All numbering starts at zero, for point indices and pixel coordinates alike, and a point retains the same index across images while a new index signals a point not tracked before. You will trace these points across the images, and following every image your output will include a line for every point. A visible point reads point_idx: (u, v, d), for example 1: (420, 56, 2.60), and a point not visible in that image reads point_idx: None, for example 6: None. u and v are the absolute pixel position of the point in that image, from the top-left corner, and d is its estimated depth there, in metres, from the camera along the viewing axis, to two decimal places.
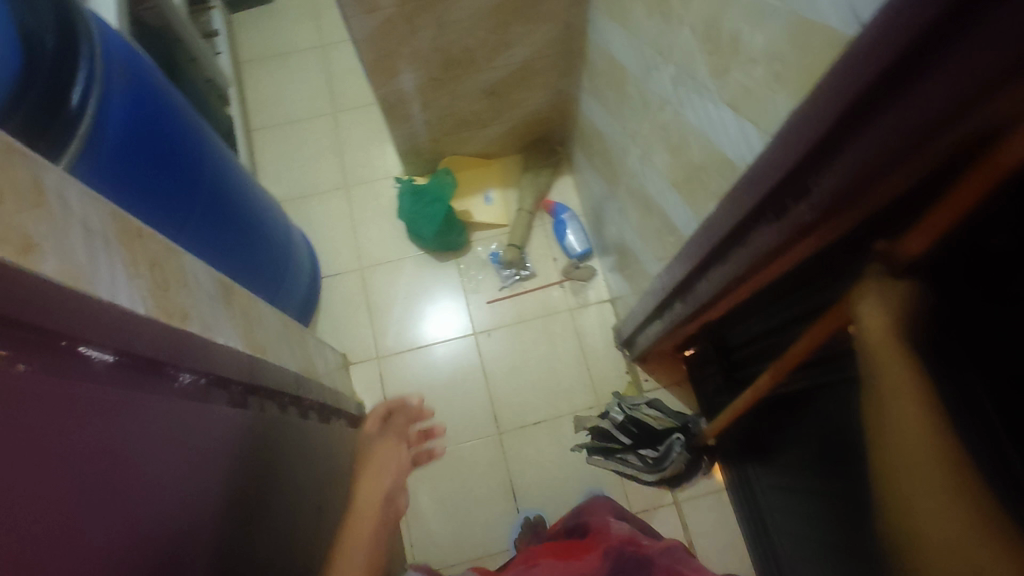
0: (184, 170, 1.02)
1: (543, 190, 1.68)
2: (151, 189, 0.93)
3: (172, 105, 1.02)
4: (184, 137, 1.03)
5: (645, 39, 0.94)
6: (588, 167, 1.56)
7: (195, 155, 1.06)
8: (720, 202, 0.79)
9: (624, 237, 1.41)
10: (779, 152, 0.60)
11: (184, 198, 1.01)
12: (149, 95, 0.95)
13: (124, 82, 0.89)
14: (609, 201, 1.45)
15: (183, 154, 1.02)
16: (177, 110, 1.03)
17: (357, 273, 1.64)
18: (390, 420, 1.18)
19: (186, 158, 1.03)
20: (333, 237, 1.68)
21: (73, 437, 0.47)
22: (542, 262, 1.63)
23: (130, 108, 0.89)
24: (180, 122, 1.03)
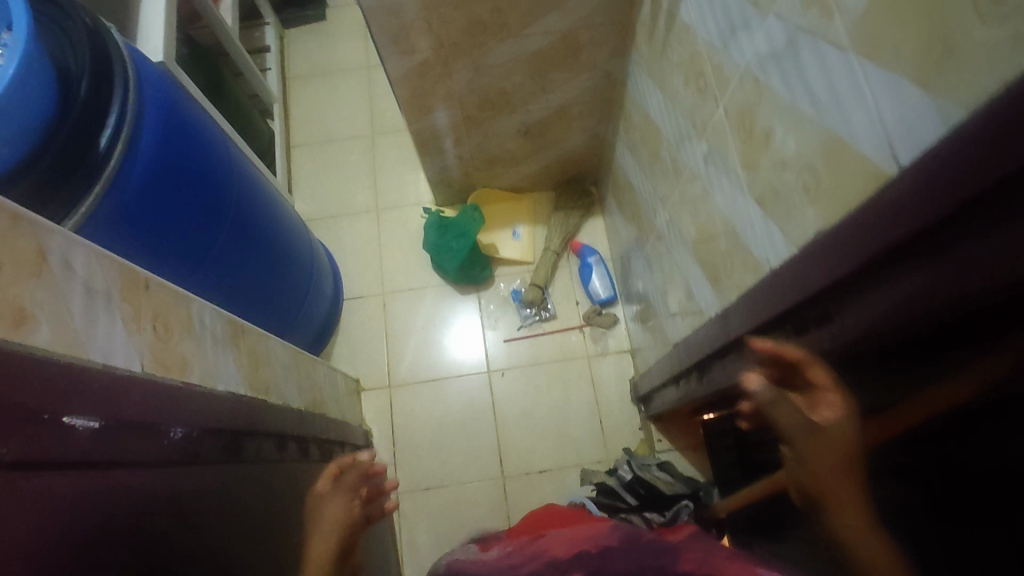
0: (212, 216, 1.03)
1: (572, 230, 1.65)
2: (176, 239, 0.94)
3: (208, 149, 1.04)
4: (217, 182, 1.05)
5: (680, 109, 0.90)
6: (619, 213, 1.52)
7: (225, 199, 1.07)
8: (742, 297, 0.74)
9: (649, 291, 1.36)
10: (807, 272, 0.55)
11: (209, 244, 1.03)
12: (185, 141, 0.96)
13: (159, 132, 0.91)
14: (637, 251, 1.41)
15: (212, 200, 1.03)
16: (212, 153, 1.05)
17: (377, 298, 1.64)
18: (341, 481, 1.03)
19: (216, 204, 1.04)
20: (358, 260, 1.69)
21: (61, 514, 0.47)
22: (564, 304, 1.60)
23: (162, 159, 0.90)
24: (215, 166, 1.05)
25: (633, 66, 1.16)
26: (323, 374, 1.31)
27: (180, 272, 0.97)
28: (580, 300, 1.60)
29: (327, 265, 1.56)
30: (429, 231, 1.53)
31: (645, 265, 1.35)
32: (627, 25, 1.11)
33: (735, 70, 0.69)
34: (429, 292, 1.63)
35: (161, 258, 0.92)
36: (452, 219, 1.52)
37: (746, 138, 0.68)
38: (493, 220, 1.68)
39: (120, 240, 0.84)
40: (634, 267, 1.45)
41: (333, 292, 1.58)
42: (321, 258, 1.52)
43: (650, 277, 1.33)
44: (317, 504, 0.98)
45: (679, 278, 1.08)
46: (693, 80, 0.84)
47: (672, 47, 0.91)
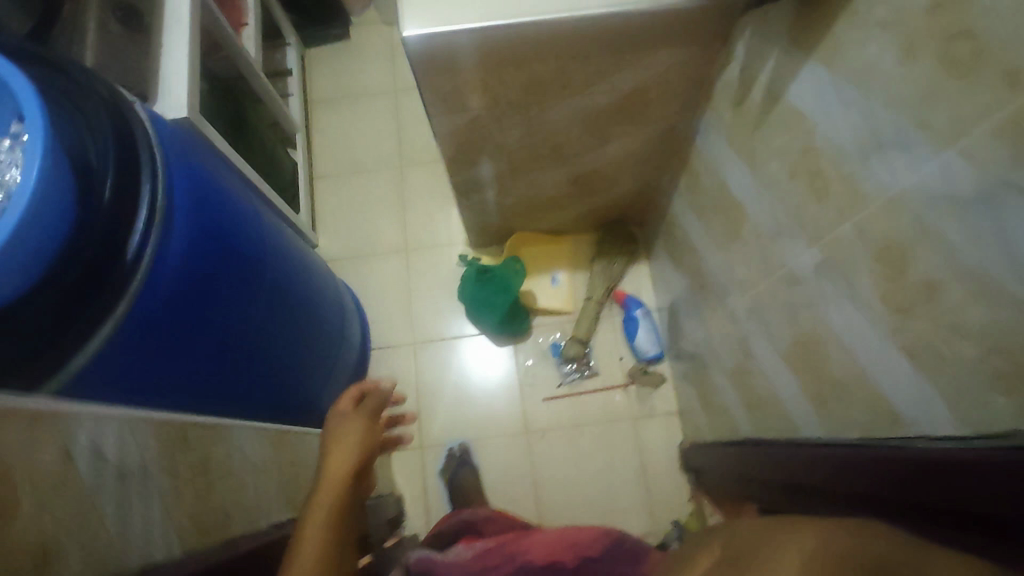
0: (245, 321, 0.91)
1: (615, 279, 1.55)
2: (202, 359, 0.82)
3: (245, 243, 0.91)
4: (251, 281, 0.92)
5: (779, 200, 0.80)
6: (671, 265, 1.42)
7: (257, 298, 0.94)
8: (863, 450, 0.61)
9: (705, 358, 1.27)
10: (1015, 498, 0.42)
11: (238, 352, 0.91)
12: (220, 243, 0.84)
13: (192, 240, 0.78)
14: (691, 313, 1.31)
15: (245, 303, 0.91)
16: (249, 248, 0.92)
17: (409, 349, 1.55)
18: (362, 405, 1.02)
19: (248, 307, 0.92)
20: (387, 306, 1.59)
21: None
22: (607, 360, 1.50)
23: (193, 273, 0.78)
24: (251, 263, 0.92)
25: (706, 126, 1.05)
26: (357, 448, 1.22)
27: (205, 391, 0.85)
28: (624, 355, 1.51)
29: (354, 324, 1.45)
30: (468, 282, 1.44)
31: (701, 332, 1.26)
32: (704, 84, 1.00)
33: (879, 193, 0.59)
34: (464, 344, 1.54)
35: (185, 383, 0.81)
36: (493, 271, 1.43)
37: (894, 276, 0.58)
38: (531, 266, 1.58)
39: (145, 361, 0.72)
40: (687, 328, 1.35)
41: (358, 352, 1.47)
42: (347, 319, 1.40)
43: (708, 345, 1.24)
44: (337, 424, 0.96)
45: (756, 371, 0.98)
46: (803, 177, 0.73)
47: (771, 129, 0.80)
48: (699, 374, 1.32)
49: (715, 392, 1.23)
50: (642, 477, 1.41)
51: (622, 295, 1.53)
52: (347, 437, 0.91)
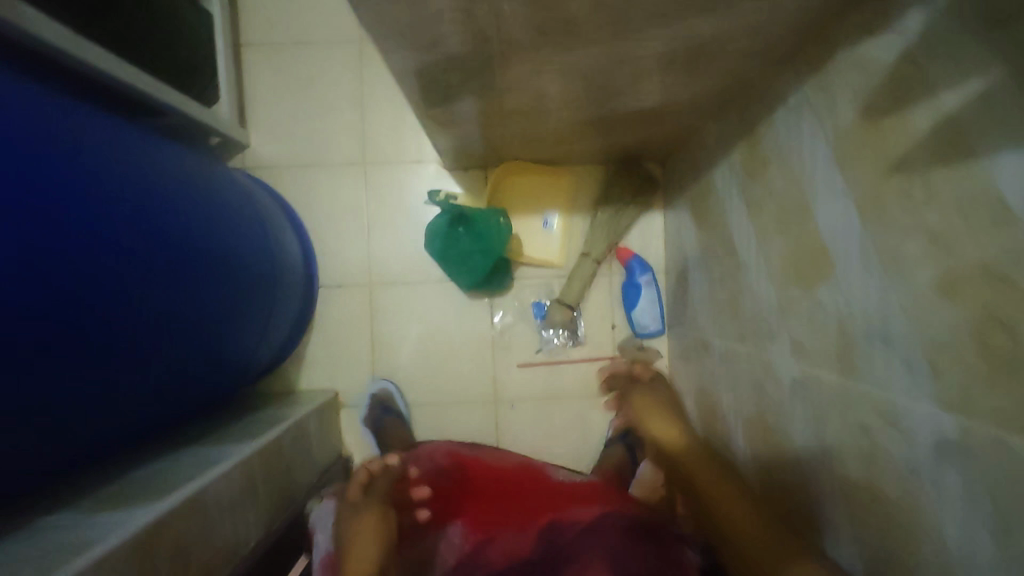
0: (159, 299, 0.79)
1: (621, 233, 1.26)
2: (107, 345, 0.72)
3: (147, 213, 0.78)
4: (162, 252, 0.80)
5: (902, 294, 0.53)
6: (692, 235, 1.13)
7: (176, 270, 0.82)
8: None
9: (711, 367, 1.06)
10: None
11: (152, 333, 0.79)
12: (107, 211, 0.71)
13: (97, 206, 0.70)
14: (706, 310, 1.07)
15: (161, 279, 0.79)
16: (154, 217, 0.79)
17: (365, 293, 1.30)
18: (373, 487, 1.00)
19: (166, 283, 0.81)
20: (339, 235, 1.30)
21: None
22: (596, 329, 1.28)
23: (77, 249, 0.66)
24: (159, 234, 0.80)
25: (796, 100, 0.70)
26: (289, 437, 1.03)
27: (118, 384, 0.76)
28: (617, 324, 1.29)
29: (295, 258, 1.21)
30: (439, 229, 1.16)
31: (715, 340, 1.03)
32: (814, 38, 0.64)
33: None
34: (430, 293, 1.30)
35: (89, 375, 0.70)
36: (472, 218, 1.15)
37: None
38: (519, 205, 1.27)
39: None
40: (697, 321, 1.12)
41: (304, 291, 1.25)
42: (286, 256, 1.17)
43: (719, 359, 1.02)
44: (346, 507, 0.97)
45: (783, 440, 0.79)
46: (966, 300, 0.46)
47: (924, 184, 0.50)
48: (700, 376, 1.12)
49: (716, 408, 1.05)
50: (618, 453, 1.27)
51: (625, 254, 1.25)
52: (365, 523, 0.92)
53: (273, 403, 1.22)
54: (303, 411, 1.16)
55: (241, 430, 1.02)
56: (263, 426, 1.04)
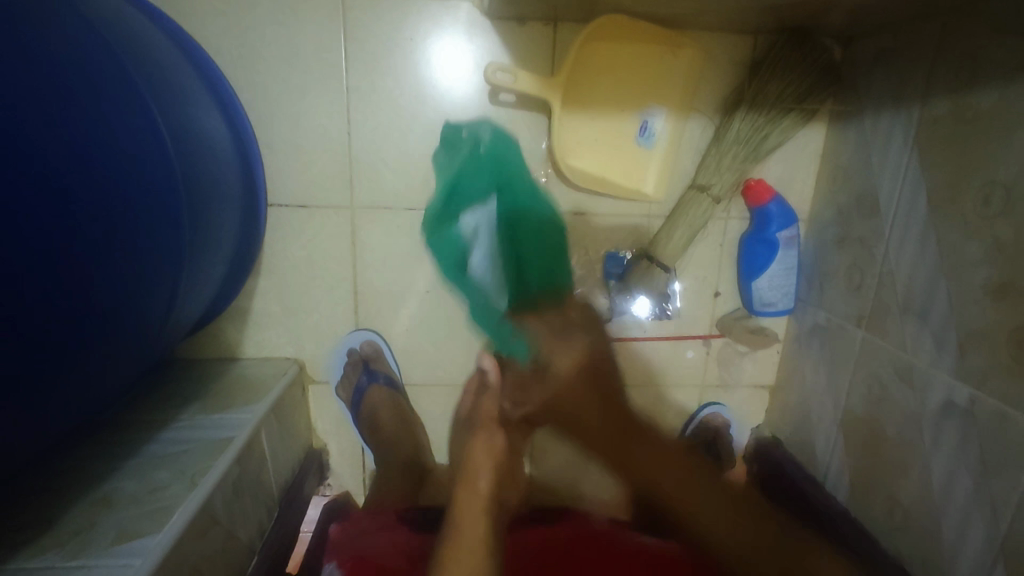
0: (138, 266, 0.54)
1: (760, 156, 0.80)
2: (75, 292, 0.46)
3: (146, 162, 0.55)
4: (155, 211, 0.56)
5: None
6: (904, 183, 0.68)
7: (165, 233, 0.58)
8: None
9: (900, 401, 0.68)
10: None
11: (121, 302, 0.53)
12: (100, 129, 0.50)
13: (80, 106, 0.48)
14: (913, 316, 0.66)
15: (149, 240, 0.55)
16: (158, 159, 0.57)
17: (344, 220, 0.82)
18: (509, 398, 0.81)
19: (153, 246, 0.56)
20: (302, 121, 0.78)
21: None
22: (693, 296, 0.88)
23: (48, 151, 0.44)
24: (157, 183, 0.56)
25: None
26: (232, 481, 0.62)
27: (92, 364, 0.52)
28: (722, 292, 0.88)
29: (227, 152, 0.72)
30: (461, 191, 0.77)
31: (928, 367, 0.64)
32: None
33: None
34: None
35: (48, 329, 0.45)
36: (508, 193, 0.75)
37: None
38: (603, 103, 0.79)
39: None
40: (879, 319, 0.72)
41: (244, 207, 0.76)
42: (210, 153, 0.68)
43: (930, 402, 0.63)
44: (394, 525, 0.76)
45: None
46: None
47: None
48: (859, 398, 0.75)
49: (893, 461, 0.69)
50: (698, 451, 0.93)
51: (765, 195, 0.80)
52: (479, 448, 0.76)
53: (202, 386, 0.76)
54: (253, 412, 0.71)
55: (148, 473, 0.58)
56: (183, 464, 0.60)
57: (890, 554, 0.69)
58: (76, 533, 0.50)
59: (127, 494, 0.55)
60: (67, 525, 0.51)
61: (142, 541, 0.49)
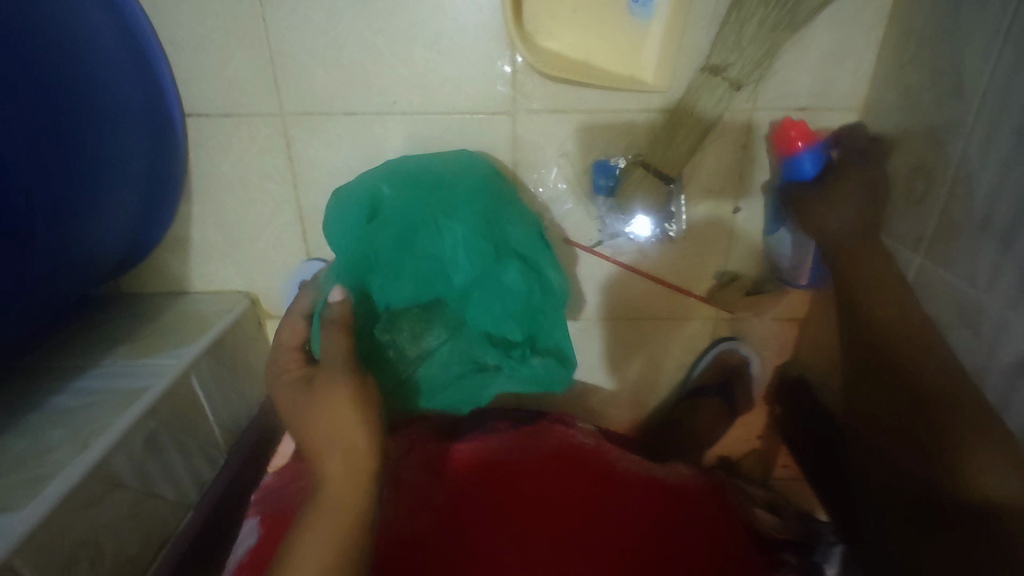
0: (106, 156, 0.61)
1: (799, 21, 0.59)
2: (62, 184, 0.56)
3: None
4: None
5: None
6: (1000, 46, 0.47)
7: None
8: None
9: (959, 349, 0.53)
10: None
11: (96, 184, 0.60)
12: (26, 32, 0.52)
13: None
14: (992, 240, 0.48)
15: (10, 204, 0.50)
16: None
17: (275, 129, 0.69)
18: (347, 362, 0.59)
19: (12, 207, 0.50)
20: (202, 7, 0.63)
21: None
22: (706, 210, 0.71)
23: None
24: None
25: None
26: (144, 438, 0.55)
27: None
28: (742, 208, 0.71)
29: (103, 56, 0.60)
30: (500, 268, 0.61)
31: (1004, 311, 0.47)
32: None
33: None
34: (400, 132, 0.69)
35: (49, 219, 0.55)
36: (390, 347, 0.60)
37: None
38: None
39: None
40: (945, 243, 0.54)
41: (142, 120, 0.64)
42: (70, 61, 0.56)
43: (1004, 359, 0.47)
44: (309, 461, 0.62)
45: None
46: None
47: None
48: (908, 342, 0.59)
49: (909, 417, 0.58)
50: (697, 384, 0.83)
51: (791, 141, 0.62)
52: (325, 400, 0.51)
53: (136, 326, 0.69)
54: (180, 356, 0.63)
55: (41, 432, 0.52)
56: (81, 421, 0.54)
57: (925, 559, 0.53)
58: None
59: (11, 458, 0.49)
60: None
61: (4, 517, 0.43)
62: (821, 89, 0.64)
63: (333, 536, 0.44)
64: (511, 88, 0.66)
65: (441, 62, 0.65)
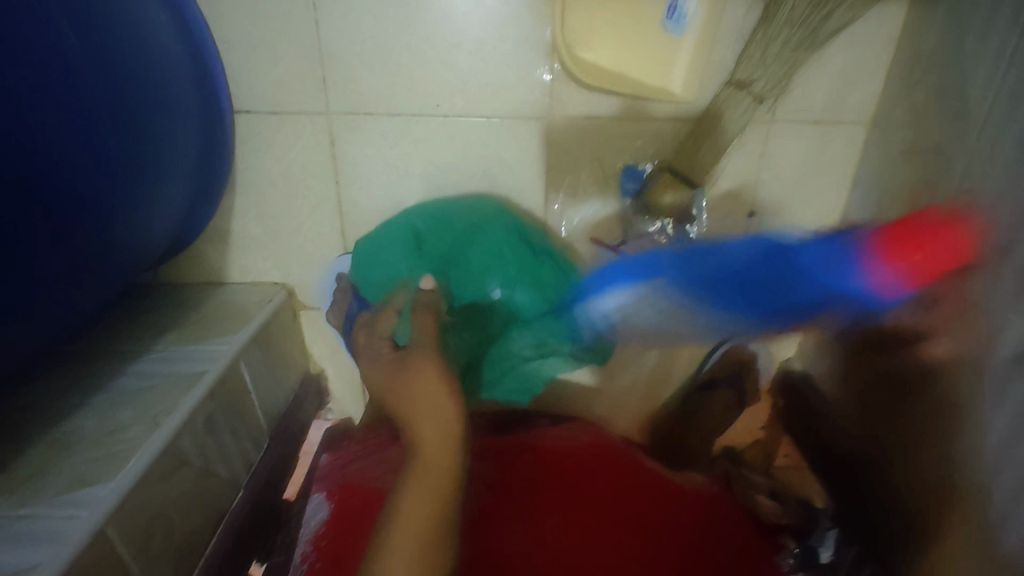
0: (169, 151, 0.63)
1: (818, 42, 0.64)
2: (131, 177, 0.57)
3: (43, 74, 0.46)
4: (63, 135, 0.48)
5: None
6: (1001, 70, 0.53)
7: (80, 141, 0.50)
8: None
9: (958, 344, 0.58)
10: None
11: (157, 178, 0.62)
12: (114, 29, 0.55)
13: (85, 15, 0.51)
14: (993, 245, 0.54)
15: (86, 195, 0.52)
16: (58, 70, 0.48)
17: (320, 128, 0.72)
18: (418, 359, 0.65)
19: (87, 199, 0.52)
20: (258, 10, 0.66)
21: None
22: (723, 214, 0.76)
23: (93, 64, 0.52)
24: (59, 91, 0.48)
25: None
26: (204, 419, 0.58)
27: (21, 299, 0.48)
28: (757, 212, 0.77)
29: (170, 53, 0.62)
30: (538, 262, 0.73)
31: (1002, 309, 0.53)
32: None
33: None
34: (440, 134, 0.72)
35: (117, 209, 0.57)
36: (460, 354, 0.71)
37: None
38: None
39: None
40: None
41: (198, 117, 0.67)
42: (143, 57, 0.58)
43: (1000, 352, 0.53)
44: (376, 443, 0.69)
45: None
46: None
47: None
48: (910, 339, 0.64)
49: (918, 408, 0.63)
50: (709, 377, 0.88)
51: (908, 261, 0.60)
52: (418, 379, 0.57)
53: (181, 314, 0.72)
54: (230, 343, 0.66)
55: (110, 411, 0.55)
56: (147, 402, 0.56)
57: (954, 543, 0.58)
58: (28, 479, 0.47)
59: (86, 435, 0.52)
60: (20, 469, 0.48)
61: (92, 489, 0.46)
62: (834, 104, 0.70)
63: (432, 488, 0.48)
64: (548, 95, 0.70)
65: (483, 69, 0.69)
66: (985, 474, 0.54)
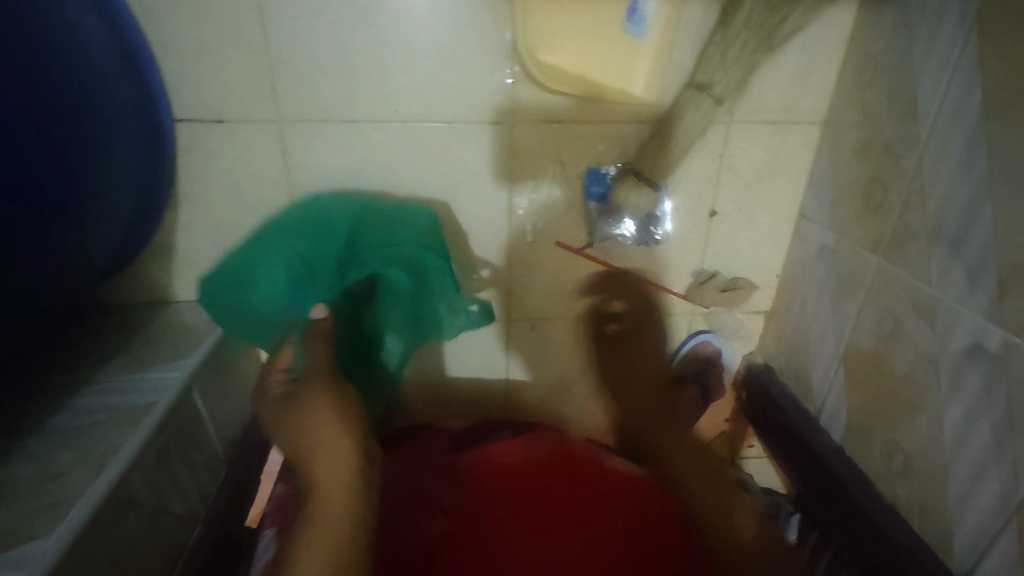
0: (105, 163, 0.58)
1: (774, 44, 0.65)
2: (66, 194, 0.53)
3: None
4: None
5: None
6: (948, 73, 0.55)
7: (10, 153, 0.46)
8: None
9: (911, 336, 0.60)
10: None
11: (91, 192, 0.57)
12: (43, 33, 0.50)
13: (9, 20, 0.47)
14: (943, 244, 0.56)
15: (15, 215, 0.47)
16: None
17: (270, 135, 0.68)
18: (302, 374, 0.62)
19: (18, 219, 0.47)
20: (197, 10, 0.61)
21: None
22: (686, 214, 0.77)
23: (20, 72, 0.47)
24: None
25: None
26: (155, 455, 0.54)
27: None
28: (719, 211, 0.78)
29: (100, 58, 0.57)
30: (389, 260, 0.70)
31: (954, 304, 0.55)
32: None
33: None
34: (399, 140, 0.70)
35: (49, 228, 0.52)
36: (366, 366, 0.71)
37: None
38: None
39: None
40: (899, 244, 0.61)
41: (139, 129, 0.62)
42: (75, 66, 0.54)
43: (952, 344, 0.55)
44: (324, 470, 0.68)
45: None
46: None
47: None
48: (867, 332, 0.66)
49: (876, 399, 0.65)
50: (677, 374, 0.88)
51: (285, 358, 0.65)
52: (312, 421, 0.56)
53: (124, 339, 0.67)
54: (180, 369, 0.62)
55: (49, 455, 0.50)
56: (91, 440, 0.52)
57: (914, 529, 0.60)
58: None
59: (22, 483, 0.47)
60: None
61: (37, 543, 0.42)
62: (789, 104, 0.71)
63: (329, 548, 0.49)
64: (509, 98, 0.68)
65: (443, 73, 0.66)
66: (939, 462, 0.56)
